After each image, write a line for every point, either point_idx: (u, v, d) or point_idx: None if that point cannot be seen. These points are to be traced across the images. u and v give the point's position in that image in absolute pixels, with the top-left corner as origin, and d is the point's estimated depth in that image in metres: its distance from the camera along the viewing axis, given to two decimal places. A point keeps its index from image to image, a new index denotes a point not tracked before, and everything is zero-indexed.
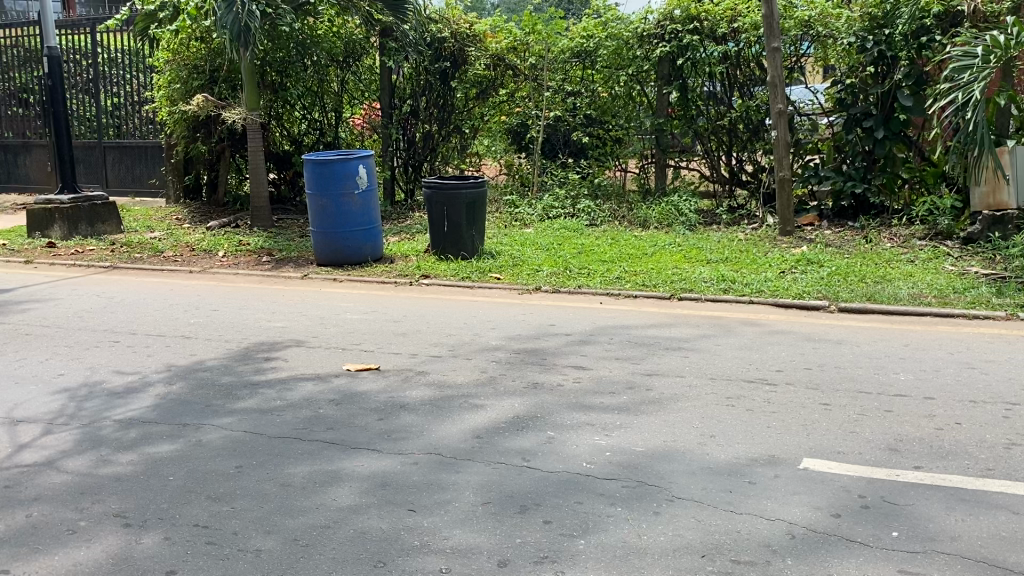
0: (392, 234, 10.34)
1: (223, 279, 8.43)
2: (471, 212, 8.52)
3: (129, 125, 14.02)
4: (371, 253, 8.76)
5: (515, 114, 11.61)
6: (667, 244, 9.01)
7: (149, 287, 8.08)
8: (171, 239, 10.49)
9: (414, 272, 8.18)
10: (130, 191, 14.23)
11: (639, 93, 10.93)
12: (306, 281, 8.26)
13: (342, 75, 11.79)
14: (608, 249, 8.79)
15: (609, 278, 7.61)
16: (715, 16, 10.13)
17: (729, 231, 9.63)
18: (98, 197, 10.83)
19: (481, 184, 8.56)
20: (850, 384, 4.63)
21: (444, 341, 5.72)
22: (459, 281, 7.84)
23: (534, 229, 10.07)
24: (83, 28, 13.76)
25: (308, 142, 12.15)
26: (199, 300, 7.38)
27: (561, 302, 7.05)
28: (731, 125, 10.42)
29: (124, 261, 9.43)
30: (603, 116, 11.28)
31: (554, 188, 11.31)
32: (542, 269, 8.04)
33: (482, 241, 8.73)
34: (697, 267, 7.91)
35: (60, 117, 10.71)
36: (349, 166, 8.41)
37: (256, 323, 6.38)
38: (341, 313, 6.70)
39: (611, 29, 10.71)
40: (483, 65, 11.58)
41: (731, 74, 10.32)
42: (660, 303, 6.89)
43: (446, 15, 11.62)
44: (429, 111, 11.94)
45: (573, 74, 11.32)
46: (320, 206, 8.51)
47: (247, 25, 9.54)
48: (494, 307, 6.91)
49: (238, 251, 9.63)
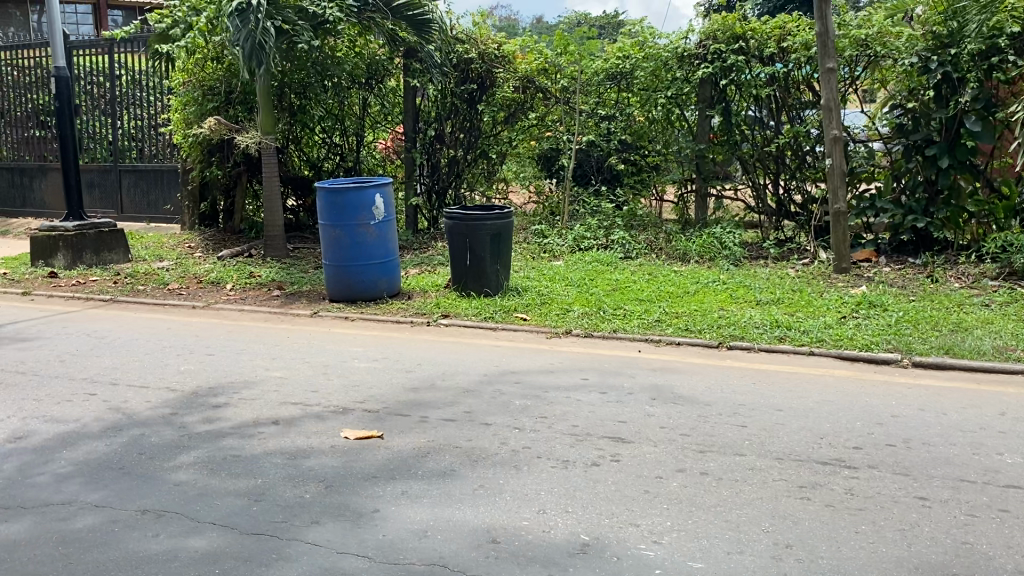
0: (412, 266, 9.66)
1: (228, 316, 7.80)
2: (495, 246, 7.81)
3: (145, 149, 13.56)
4: (386, 288, 8.06)
5: (545, 139, 10.91)
6: (709, 281, 8.24)
7: (146, 326, 7.48)
8: (179, 270, 9.92)
9: (432, 311, 7.48)
10: (145, 217, 13.74)
11: (678, 117, 10.19)
12: (316, 319, 7.59)
13: (365, 97, 11.16)
14: (648, 287, 8.00)
15: (648, 320, 6.89)
16: (762, 36, 9.41)
17: (778, 267, 8.84)
18: (106, 224, 10.28)
19: (506, 215, 7.86)
20: (947, 470, 3.82)
21: (461, 399, 4.99)
22: (482, 322, 7.12)
23: (564, 262, 9.34)
24: (100, 48, 13.39)
25: (327, 167, 11.55)
26: (196, 342, 6.75)
27: (594, 349, 6.29)
28: (779, 151, 9.66)
29: (126, 293, 8.86)
30: (640, 141, 10.56)
31: (586, 217, 10.59)
32: (574, 308, 7.31)
33: (507, 276, 8.00)
34: (746, 310, 7.14)
35: (68, 140, 10.27)
36: (365, 195, 7.76)
37: (253, 373, 5.70)
38: (348, 360, 6.00)
39: (651, 49, 9.99)
40: (512, 87, 10.87)
41: (781, 97, 9.57)
42: (707, 354, 6.11)
43: (475, 34, 10.89)
44: (455, 135, 11.28)
45: (607, 96, 10.61)
46: (333, 237, 7.83)
47: (262, 45, 8.96)
48: (520, 355, 6.16)
49: (247, 284, 9.01)
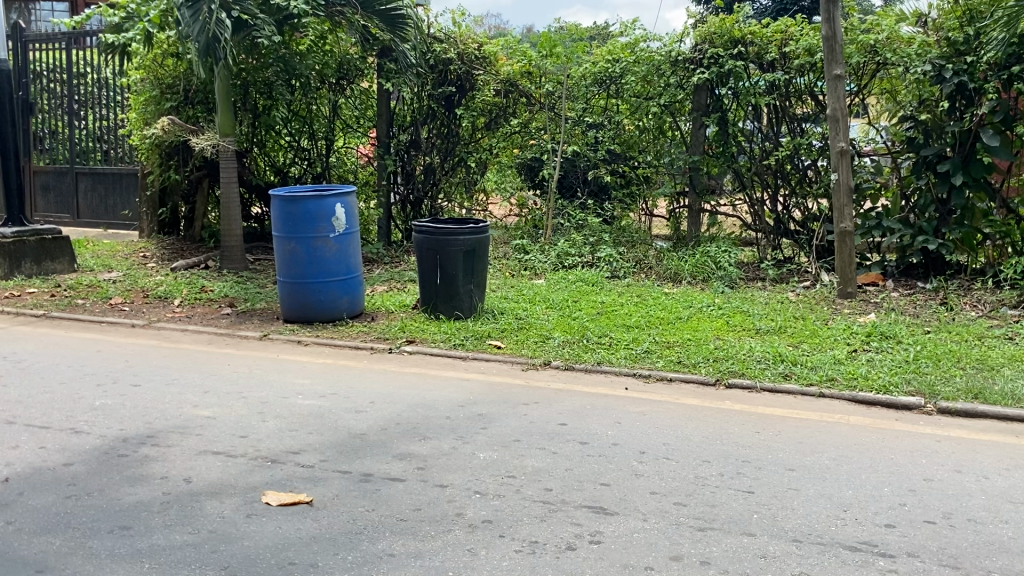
0: (380, 281, 8.89)
1: (168, 337, 7.00)
2: (467, 263, 7.05)
3: (102, 150, 12.73)
4: (347, 308, 7.28)
5: (528, 147, 10.15)
6: (704, 305, 7.51)
7: (73, 347, 6.66)
8: (126, 282, 9.11)
9: (396, 335, 6.71)
10: (102, 223, 12.91)
11: (670, 126, 9.49)
12: (266, 342, 6.81)
13: (335, 98, 10.39)
14: (636, 312, 7.25)
15: (636, 351, 6.13)
16: (763, 39, 8.70)
17: (777, 291, 8.13)
18: (48, 230, 9.46)
19: (480, 229, 7.10)
20: (1005, 562, 3.09)
21: (415, 450, 4.22)
22: (449, 349, 6.35)
23: (545, 281, 8.59)
24: (58, 43, 12.61)
25: (294, 173, 10.78)
26: (125, 368, 5.96)
27: (573, 384, 5.52)
28: (778, 165, 8.97)
29: (61, 307, 8.03)
30: (629, 151, 9.81)
31: (571, 231, 9.84)
32: (553, 335, 6.54)
33: (482, 296, 7.24)
34: (746, 340, 6.41)
35: (8, 140, 9.40)
36: (324, 205, 6.99)
37: (177, 411, 4.91)
38: (291, 395, 5.22)
39: (645, 52, 9.28)
40: (493, 91, 10.15)
41: (782, 105, 8.86)
42: (703, 393, 5.36)
43: (454, 33, 10.14)
44: (431, 142, 10.51)
45: (596, 103, 9.87)
46: (288, 251, 7.06)
47: (216, 38, 8.20)
48: (489, 391, 5.39)
49: (196, 300, 8.21)
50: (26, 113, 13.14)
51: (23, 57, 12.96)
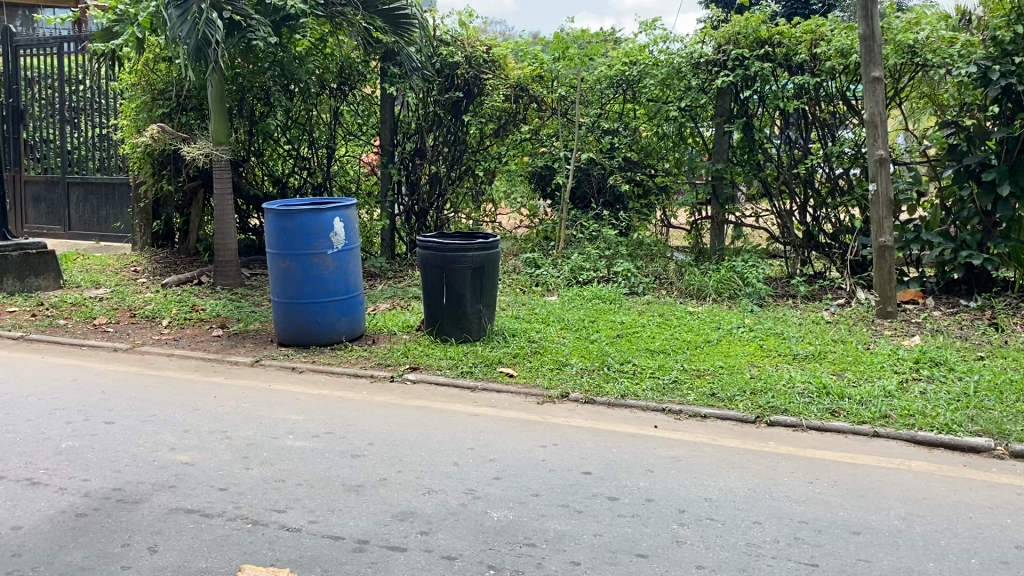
0: (383, 299, 8.34)
1: (151, 363, 6.45)
2: (475, 281, 6.49)
3: (95, 159, 12.23)
4: (345, 330, 6.73)
5: (539, 155, 9.60)
6: (733, 326, 6.94)
7: (48, 375, 6.12)
8: (113, 299, 8.58)
9: (399, 362, 6.15)
10: (95, 235, 12.41)
11: (691, 133, 8.93)
12: (257, 369, 6.26)
13: (336, 104, 9.84)
14: (659, 334, 6.66)
15: (663, 380, 5.57)
16: (792, 40, 8.10)
17: (810, 310, 7.56)
18: (33, 244, 8.94)
19: (491, 245, 6.51)
20: None
21: (420, 509, 3.66)
22: (456, 378, 5.78)
23: (560, 298, 8.01)
24: (50, 48, 12.12)
25: (294, 183, 10.24)
26: (100, 399, 5.41)
27: (596, 421, 4.95)
28: (807, 174, 8.41)
29: (40, 328, 7.48)
30: (647, 159, 9.25)
31: (585, 243, 9.28)
32: (570, 361, 5.96)
33: (491, 317, 6.68)
34: (783, 368, 5.84)
35: None
36: (322, 219, 6.44)
37: (153, 456, 4.35)
38: (280, 436, 4.66)
39: (665, 53, 8.71)
40: (503, 96, 9.60)
41: (812, 111, 8.31)
42: (743, 432, 4.79)
43: (461, 35, 9.56)
44: (437, 149, 9.94)
45: (611, 108, 9.31)
46: (282, 269, 6.51)
47: (207, 39, 7.67)
48: (502, 429, 4.82)
49: (185, 320, 7.67)
50: (16, 121, 12.67)
51: (13, 63, 12.50)
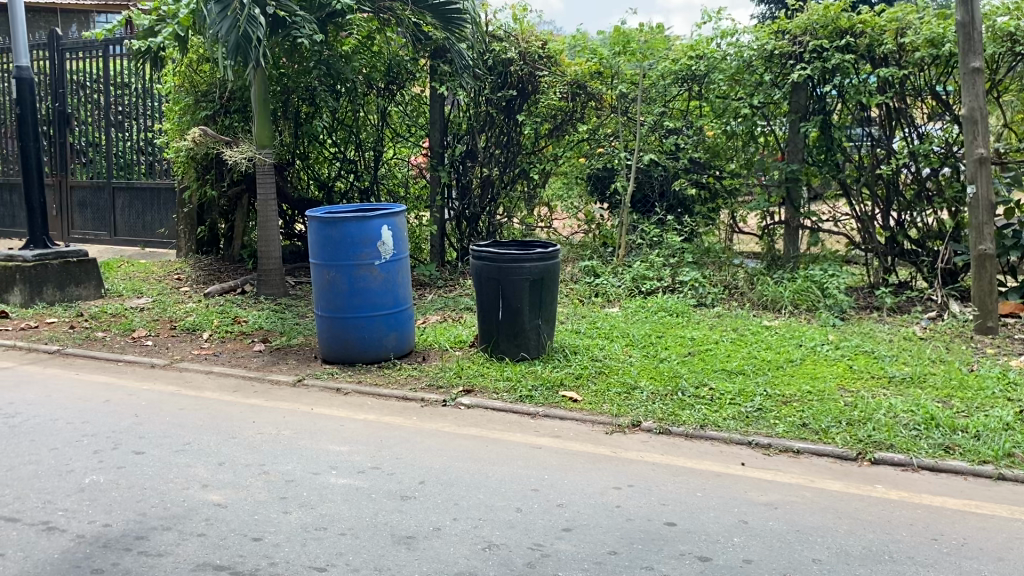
0: (433, 310, 7.87)
1: (188, 382, 6.05)
2: (533, 294, 5.98)
3: (140, 164, 11.99)
4: (393, 346, 6.26)
5: (597, 156, 9.06)
6: (816, 343, 6.33)
7: (80, 394, 5.75)
8: (154, 309, 8.25)
9: (451, 383, 5.66)
10: (140, 241, 12.19)
11: (762, 131, 8.30)
12: (299, 390, 5.82)
13: (384, 105, 9.40)
14: (734, 354, 6.07)
15: (745, 409, 4.99)
16: (876, 29, 7.41)
17: (899, 325, 6.89)
18: (73, 252, 8.69)
19: (551, 254, 6.00)
20: None
21: (481, 570, 3.15)
22: (514, 403, 5.26)
23: (622, 311, 7.45)
24: (96, 51, 11.95)
25: (340, 188, 9.83)
26: (131, 424, 5.01)
27: (674, 457, 4.39)
28: (891, 175, 7.74)
29: (78, 342, 7.16)
30: (715, 159, 8.64)
31: (647, 251, 8.71)
32: (639, 384, 5.40)
33: (551, 332, 6.17)
34: (880, 394, 5.22)
35: (31, 154, 8.62)
36: (368, 227, 5.99)
37: (182, 496, 3.91)
38: (321, 472, 4.20)
39: (734, 45, 8.10)
40: (559, 94, 9.06)
41: (898, 106, 7.62)
42: (845, 473, 4.20)
43: (515, 30, 9.05)
44: (489, 151, 9.43)
45: (676, 105, 8.73)
46: (327, 282, 6.07)
47: (247, 37, 7.29)
48: (568, 465, 4.29)
49: (226, 334, 7.29)
50: (63, 125, 12.51)
51: (60, 67, 12.38)
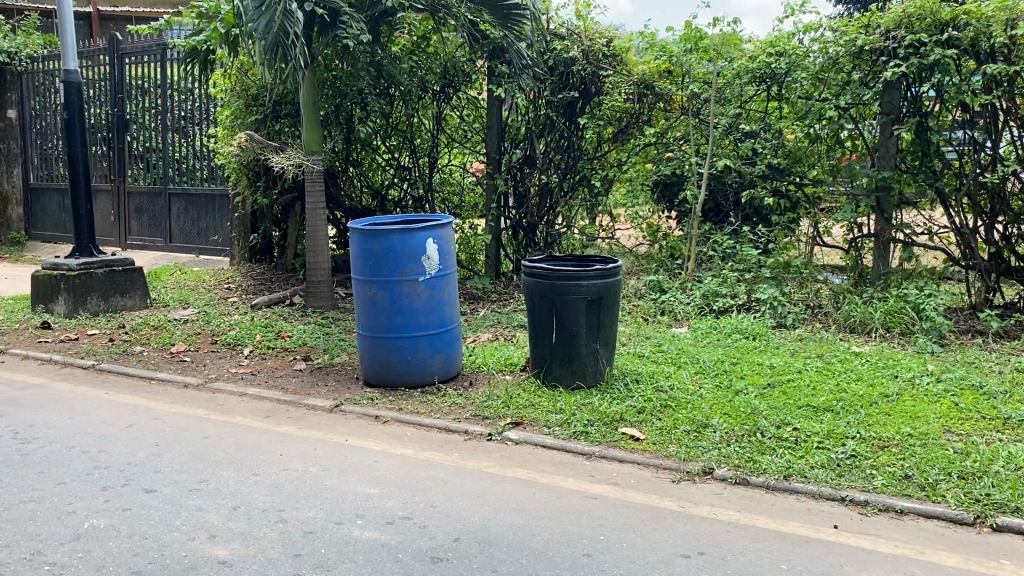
0: (486, 328, 7.34)
1: (220, 404, 5.63)
2: (591, 315, 5.39)
3: (196, 170, 11.81)
4: (438, 369, 5.74)
5: (666, 161, 8.37)
6: (914, 375, 5.58)
7: (106, 416, 5.39)
8: (197, 322, 7.92)
9: (500, 414, 5.10)
10: (194, 249, 11.99)
11: (848, 134, 7.57)
12: (335, 416, 5.34)
13: (439, 109, 8.94)
14: (819, 388, 5.39)
15: (835, 455, 4.34)
16: (984, 20, 6.57)
17: (1009, 354, 6.09)
18: (118, 260, 8.42)
19: (611, 271, 5.40)
20: None
21: None
22: (568, 440, 4.68)
23: (692, 332, 6.81)
24: (153, 56, 11.83)
25: (393, 195, 9.37)
26: (150, 455, 4.60)
27: (753, 517, 3.76)
28: (997, 184, 6.92)
29: (114, 358, 6.85)
30: (796, 165, 7.92)
31: (719, 264, 8.04)
32: (712, 422, 4.79)
33: (611, 357, 5.57)
34: (997, 439, 4.48)
35: (78, 160, 8.36)
36: (412, 241, 5.50)
37: (186, 550, 3.44)
38: (345, 522, 3.69)
39: (819, 41, 7.40)
40: (625, 95, 8.40)
41: (1007, 107, 6.81)
42: (962, 544, 3.50)
43: (579, 28, 8.48)
44: (548, 156, 8.87)
45: (753, 106, 8.04)
46: (368, 299, 5.59)
47: (284, 33, 6.90)
48: (628, 522, 3.69)
49: (267, 350, 6.88)
50: (121, 130, 12.41)
51: (119, 72, 12.26)
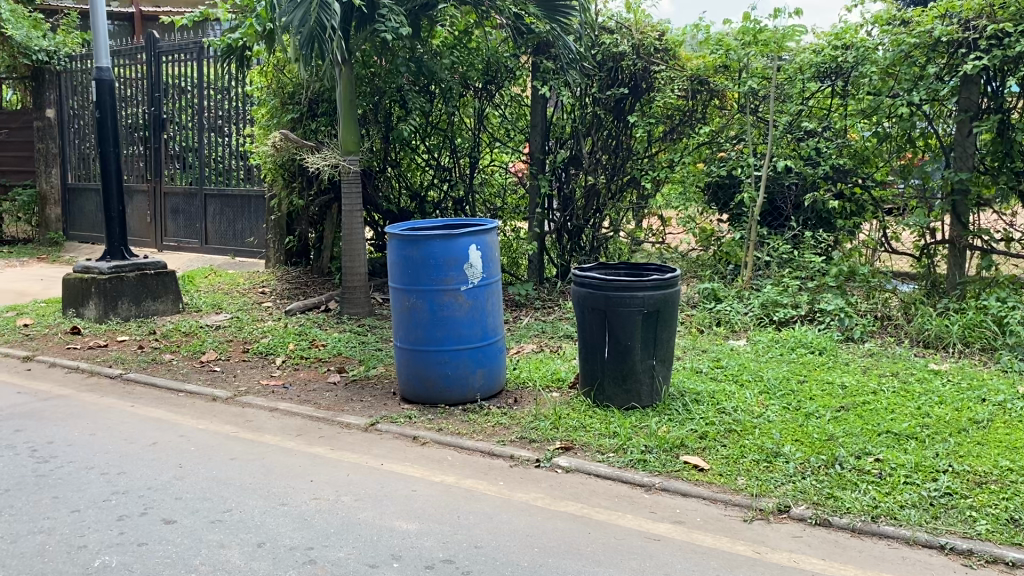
0: (529, 338, 6.93)
1: (249, 420, 5.30)
2: (647, 329, 4.96)
3: (232, 170, 11.56)
4: (480, 386, 5.34)
5: (720, 161, 7.90)
6: (1005, 398, 5.06)
7: (129, 432, 5.08)
8: (230, 328, 7.63)
9: (548, 436, 4.70)
10: (230, 250, 11.76)
11: (920, 132, 7.04)
12: (370, 436, 4.97)
13: (481, 107, 8.54)
14: (899, 412, 4.91)
15: (927, 492, 3.86)
16: None
17: None
18: (150, 264, 8.16)
19: (668, 281, 4.96)
20: None
21: None
22: (624, 469, 4.26)
23: (751, 346, 6.34)
24: (191, 54, 11.61)
25: (432, 197, 9.01)
26: (171, 480, 4.26)
27: (841, 567, 3.31)
28: None
29: (143, 366, 6.56)
30: (862, 165, 7.39)
31: (778, 271, 7.54)
32: (784, 450, 4.35)
33: (668, 375, 5.14)
34: None
35: (110, 160, 8.13)
36: (453, 247, 5.12)
37: None
38: (380, 565, 3.31)
39: (890, 33, 6.87)
40: (677, 91, 7.93)
41: None
42: None
43: (628, 21, 8.05)
44: (595, 156, 8.43)
45: (815, 102, 7.53)
46: (406, 309, 5.21)
47: (321, 26, 6.54)
48: (699, 570, 3.26)
49: (300, 361, 6.54)
50: (158, 129, 12.22)
51: (156, 70, 12.07)
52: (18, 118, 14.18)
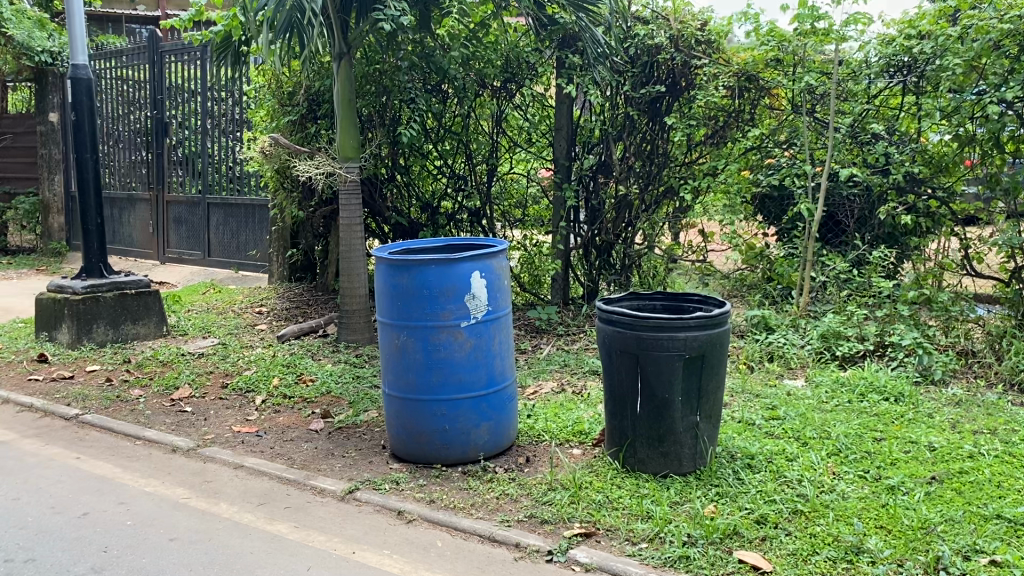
0: (550, 375, 5.96)
1: (206, 482, 4.41)
2: (689, 378, 4.00)
3: (236, 178, 10.74)
4: (485, 442, 4.41)
5: (769, 168, 6.92)
6: None
7: (60, 496, 4.22)
8: (213, 357, 6.78)
9: (564, 516, 3.74)
10: (234, 263, 10.98)
11: (1010, 135, 5.89)
12: (347, 506, 4.05)
13: (499, 108, 7.59)
14: (1010, 488, 3.87)
15: None
16: None
17: None
18: (131, 283, 7.38)
19: (716, 320, 3.99)
20: None
21: None
22: (660, 570, 3.31)
23: (812, 389, 5.33)
24: (195, 54, 10.84)
25: (445, 208, 8.10)
26: (86, 573, 3.39)
27: None
28: None
29: (105, 404, 5.73)
30: (939, 174, 6.38)
31: (838, 295, 6.51)
32: (868, 545, 3.35)
33: (713, 434, 4.16)
34: None
35: (87, 166, 7.32)
36: (454, 274, 4.20)
37: None
38: None
39: (976, 18, 5.83)
40: (722, 90, 6.94)
41: None
42: None
43: (667, 10, 7.06)
44: (627, 163, 7.46)
45: (882, 102, 6.54)
46: (396, 349, 4.30)
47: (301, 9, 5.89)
48: None
49: (283, 401, 5.65)
50: (161, 134, 11.43)
51: (160, 70, 11.33)
52: (23, 122, 13.52)
